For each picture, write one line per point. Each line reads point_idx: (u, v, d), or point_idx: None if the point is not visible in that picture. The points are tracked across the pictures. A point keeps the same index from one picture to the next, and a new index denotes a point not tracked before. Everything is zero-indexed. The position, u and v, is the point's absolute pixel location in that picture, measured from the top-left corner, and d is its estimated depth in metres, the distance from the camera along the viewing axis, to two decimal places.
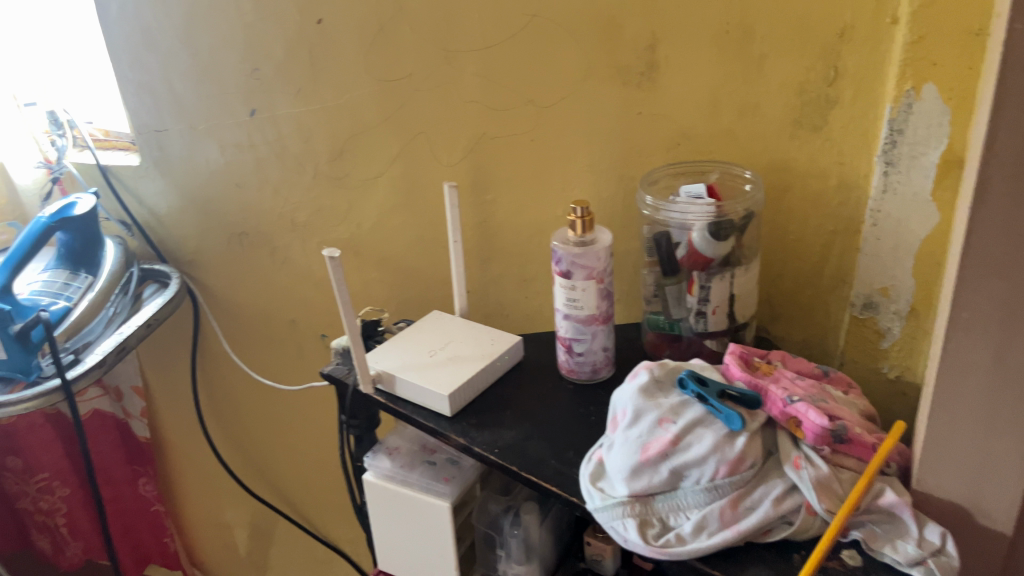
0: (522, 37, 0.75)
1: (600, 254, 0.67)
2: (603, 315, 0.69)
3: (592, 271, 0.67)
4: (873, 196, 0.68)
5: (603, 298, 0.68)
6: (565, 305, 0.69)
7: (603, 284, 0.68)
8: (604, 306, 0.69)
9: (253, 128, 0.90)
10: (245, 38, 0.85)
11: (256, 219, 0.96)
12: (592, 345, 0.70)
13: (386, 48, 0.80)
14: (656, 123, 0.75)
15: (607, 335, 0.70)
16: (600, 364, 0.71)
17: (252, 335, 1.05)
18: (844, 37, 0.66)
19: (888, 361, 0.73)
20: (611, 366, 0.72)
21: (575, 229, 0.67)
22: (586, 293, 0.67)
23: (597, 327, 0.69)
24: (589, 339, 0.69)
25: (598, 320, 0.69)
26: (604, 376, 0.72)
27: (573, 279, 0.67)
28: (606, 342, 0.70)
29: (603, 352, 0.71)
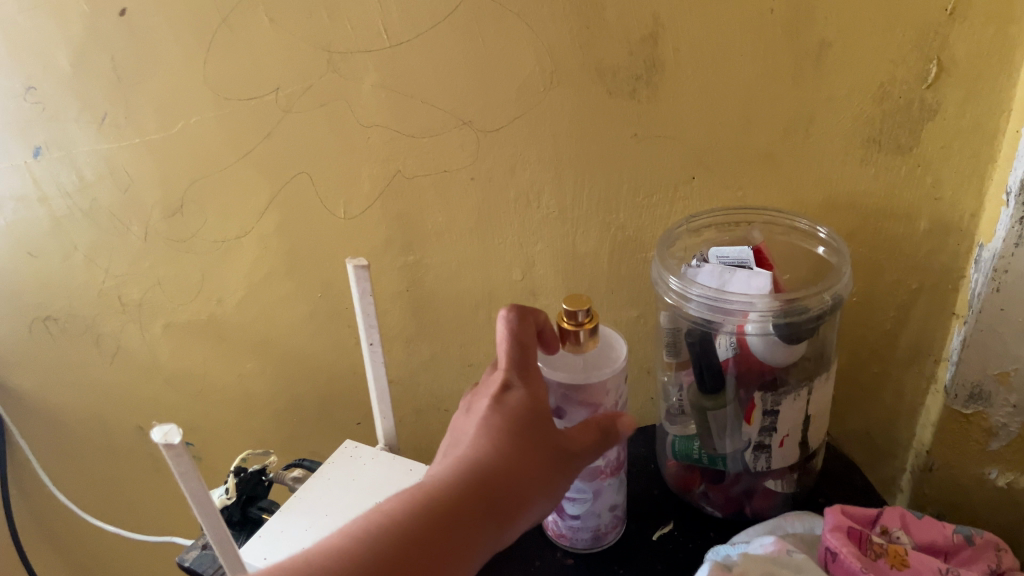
0: (449, 29, 0.48)
1: (610, 379, 0.42)
2: (611, 467, 0.44)
3: (596, 406, 0.42)
4: (997, 250, 0.46)
5: (612, 442, 0.44)
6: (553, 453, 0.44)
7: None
8: (615, 453, 0.44)
9: (41, 174, 0.60)
10: (4, 41, 0.54)
11: (65, 299, 0.66)
12: (593, 506, 0.45)
13: (235, 53, 0.51)
14: (657, 151, 0.50)
15: (616, 491, 0.45)
16: (605, 529, 0.47)
17: (85, 447, 0.76)
18: (955, 16, 0.43)
19: (996, 465, 0.52)
20: (619, 527, 0.48)
21: (575, 343, 0.41)
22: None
23: (603, 483, 0.44)
24: (591, 500, 0.45)
25: (606, 475, 0.44)
26: (610, 543, 0.48)
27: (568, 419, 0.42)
28: (614, 500, 0.46)
29: (610, 513, 0.46)
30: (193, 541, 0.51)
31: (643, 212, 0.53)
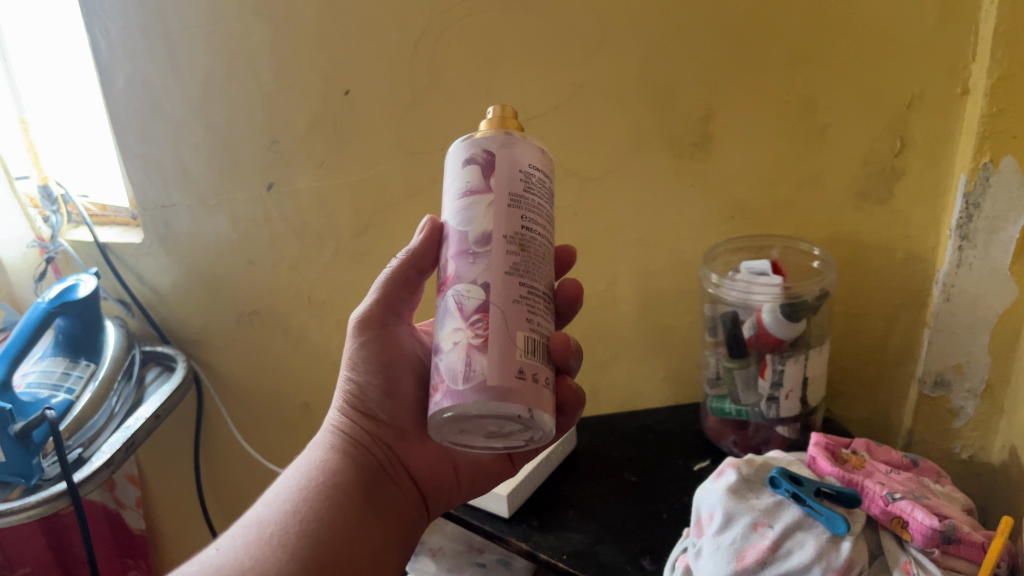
0: (567, 109, 0.71)
1: (458, 154, 0.45)
2: (441, 277, 0.43)
3: (449, 188, 0.45)
4: (945, 270, 0.65)
5: (442, 245, 0.44)
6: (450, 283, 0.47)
7: (449, 211, 0.44)
8: (445, 259, 0.43)
9: (270, 203, 0.85)
10: (264, 108, 0.80)
11: (269, 298, 0.91)
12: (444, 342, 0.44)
13: (420, 121, 0.76)
14: (708, 197, 0.72)
15: (438, 325, 0.42)
16: (433, 380, 0.41)
17: (262, 417, 1.00)
18: (912, 107, 0.63)
19: (960, 441, 0.69)
20: (438, 390, 0.40)
21: (481, 129, 0.46)
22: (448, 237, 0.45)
23: (447, 304, 0.44)
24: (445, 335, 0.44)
25: (441, 294, 0.44)
26: (428, 413, 0.40)
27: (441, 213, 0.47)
28: (438, 336, 0.42)
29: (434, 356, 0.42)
30: None
31: (696, 241, 0.74)
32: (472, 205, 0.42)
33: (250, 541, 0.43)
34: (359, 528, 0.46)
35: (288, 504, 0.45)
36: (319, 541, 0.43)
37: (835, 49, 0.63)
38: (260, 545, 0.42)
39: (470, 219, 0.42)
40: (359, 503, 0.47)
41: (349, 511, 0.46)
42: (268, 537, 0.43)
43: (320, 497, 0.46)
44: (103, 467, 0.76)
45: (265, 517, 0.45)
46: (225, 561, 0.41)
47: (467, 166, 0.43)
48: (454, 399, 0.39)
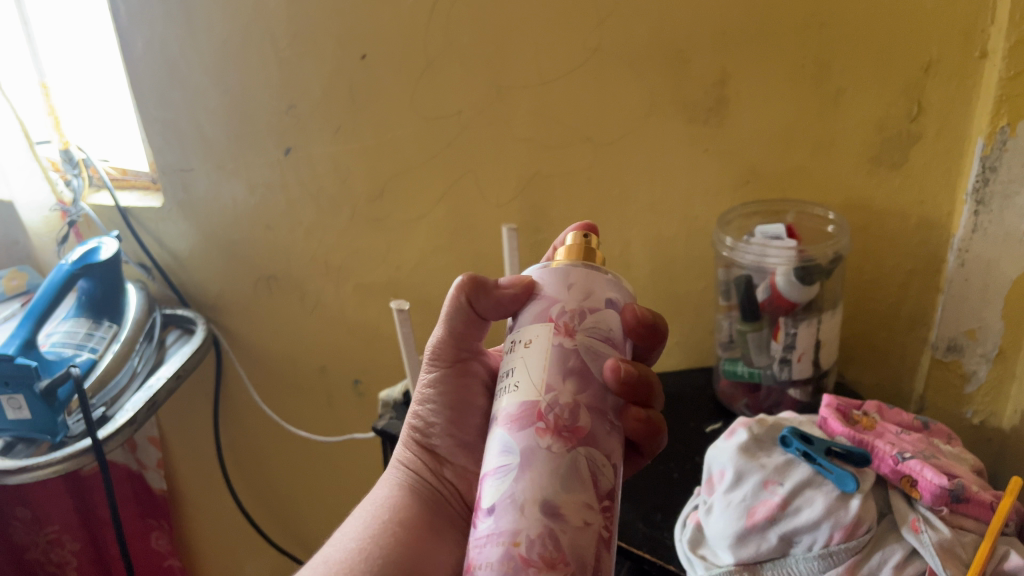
0: (581, 73, 0.71)
1: (572, 279, 0.43)
2: (537, 413, 0.39)
3: (574, 310, 0.42)
4: (960, 235, 0.64)
5: (563, 377, 0.40)
6: (498, 399, 0.42)
7: (573, 345, 0.41)
8: (567, 398, 0.40)
9: (287, 167, 0.86)
10: (281, 73, 0.80)
11: (286, 263, 0.92)
12: (510, 470, 0.38)
13: (435, 85, 0.76)
14: (722, 162, 0.72)
15: (549, 473, 0.37)
16: (498, 550, 0.36)
17: (280, 380, 1.02)
18: (929, 71, 0.62)
19: (971, 406, 0.68)
20: (523, 574, 0.35)
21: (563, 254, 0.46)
22: (514, 358, 0.42)
23: (528, 431, 0.39)
24: (504, 445, 0.39)
25: (545, 433, 0.38)
26: None
27: (508, 339, 0.44)
28: (542, 486, 0.37)
29: (495, 511, 0.37)
30: (383, 414, 0.75)
31: (710, 206, 0.75)
32: (602, 353, 0.42)
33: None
34: (423, 559, 0.49)
35: (356, 542, 0.48)
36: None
37: (852, 12, 0.63)
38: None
39: (594, 369, 0.41)
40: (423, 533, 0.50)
41: (414, 543, 0.49)
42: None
43: (390, 527, 0.50)
44: (127, 425, 0.78)
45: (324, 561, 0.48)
46: None
47: (608, 304, 0.43)
48: None
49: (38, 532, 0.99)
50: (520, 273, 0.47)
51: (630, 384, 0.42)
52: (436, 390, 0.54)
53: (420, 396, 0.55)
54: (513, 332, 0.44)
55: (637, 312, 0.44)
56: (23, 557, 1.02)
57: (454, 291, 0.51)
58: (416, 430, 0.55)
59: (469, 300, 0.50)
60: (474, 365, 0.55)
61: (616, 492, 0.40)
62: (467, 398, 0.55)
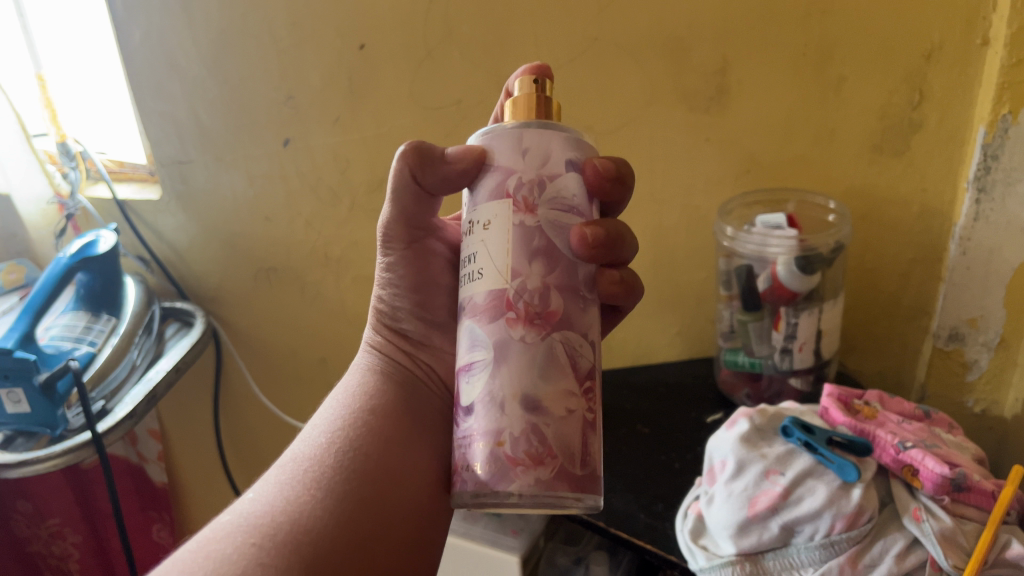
0: (581, 62, 0.71)
1: (527, 143, 0.40)
2: (505, 301, 0.38)
3: (535, 182, 0.39)
4: (961, 224, 0.64)
5: (529, 258, 0.38)
6: (463, 286, 0.40)
7: (535, 224, 0.38)
8: (534, 281, 0.38)
9: (286, 159, 0.85)
10: (279, 64, 0.80)
11: (285, 254, 0.92)
12: (485, 368, 0.37)
13: (434, 75, 0.75)
14: (723, 151, 0.72)
15: (525, 366, 0.37)
16: (483, 448, 0.36)
17: (280, 372, 1.02)
18: (930, 59, 0.62)
19: (973, 395, 0.68)
20: (511, 473, 0.35)
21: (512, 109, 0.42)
22: (474, 241, 0.40)
23: (499, 322, 0.37)
24: (474, 340, 0.38)
25: (516, 323, 0.37)
26: (518, 487, 0.35)
27: (465, 217, 0.41)
28: (522, 380, 0.37)
29: (475, 410, 0.37)
30: None
31: (711, 195, 0.75)
32: (567, 225, 0.39)
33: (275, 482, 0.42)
34: (407, 446, 0.46)
35: (325, 437, 0.44)
36: (369, 467, 0.43)
37: None
38: (293, 486, 0.41)
39: (561, 244, 0.39)
40: (404, 418, 0.47)
41: (394, 430, 0.46)
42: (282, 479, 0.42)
43: (364, 414, 0.46)
44: (126, 418, 0.78)
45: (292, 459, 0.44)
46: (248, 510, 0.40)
47: (567, 167, 0.40)
48: (573, 484, 0.36)
49: (39, 525, 0.99)
50: (465, 143, 0.43)
51: (600, 247, 0.40)
52: (394, 273, 0.51)
53: (381, 280, 0.52)
54: (472, 209, 0.41)
55: (597, 166, 0.42)
56: (25, 550, 1.02)
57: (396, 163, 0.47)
58: (384, 315, 0.53)
59: (413, 173, 0.46)
60: (432, 243, 0.52)
61: (598, 371, 0.39)
62: (430, 278, 0.52)
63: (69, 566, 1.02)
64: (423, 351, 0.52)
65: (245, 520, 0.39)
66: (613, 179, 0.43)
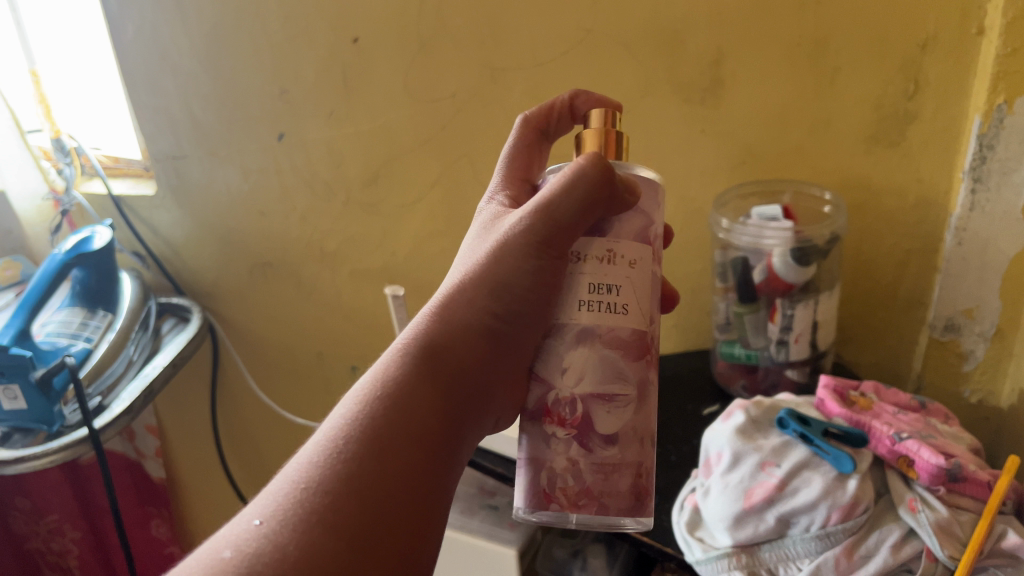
0: (575, 54, 0.71)
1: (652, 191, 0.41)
2: (647, 344, 0.40)
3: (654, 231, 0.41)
4: (957, 214, 0.64)
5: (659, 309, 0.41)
6: (583, 308, 0.38)
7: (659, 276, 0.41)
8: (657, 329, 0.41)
9: (280, 153, 0.85)
10: (273, 58, 0.80)
11: (281, 249, 0.92)
12: (624, 405, 0.39)
13: (428, 68, 0.75)
14: (718, 142, 0.72)
15: (650, 410, 0.41)
16: (610, 480, 0.40)
17: (277, 366, 1.02)
18: (926, 49, 0.61)
19: (969, 385, 0.68)
20: (629, 504, 0.40)
21: (593, 134, 0.42)
22: (616, 276, 0.38)
23: (643, 364, 0.40)
24: (617, 373, 0.39)
25: (652, 368, 0.40)
26: (633, 517, 0.41)
27: (584, 244, 0.39)
28: (645, 422, 0.41)
29: (612, 445, 0.40)
30: None
31: (706, 187, 0.75)
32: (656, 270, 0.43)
33: (297, 504, 0.33)
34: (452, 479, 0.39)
35: (349, 466, 0.34)
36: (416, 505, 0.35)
37: None
38: (323, 521, 0.32)
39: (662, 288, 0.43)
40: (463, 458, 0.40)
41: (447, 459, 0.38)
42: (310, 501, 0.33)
43: (400, 452, 0.35)
44: (123, 414, 0.77)
45: (316, 473, 0.34)
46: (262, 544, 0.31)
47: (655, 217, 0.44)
48: None
49: (37, 522, 0.99)
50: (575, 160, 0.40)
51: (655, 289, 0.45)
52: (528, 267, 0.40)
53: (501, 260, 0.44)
54: (611, 238, 0.39)
55: None
56: (24, 546, 1.02)
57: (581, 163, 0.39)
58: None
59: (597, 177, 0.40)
60: None
61: None
62: None
63: (68, 562, 1.03)
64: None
65: (250, 563, 0.30)
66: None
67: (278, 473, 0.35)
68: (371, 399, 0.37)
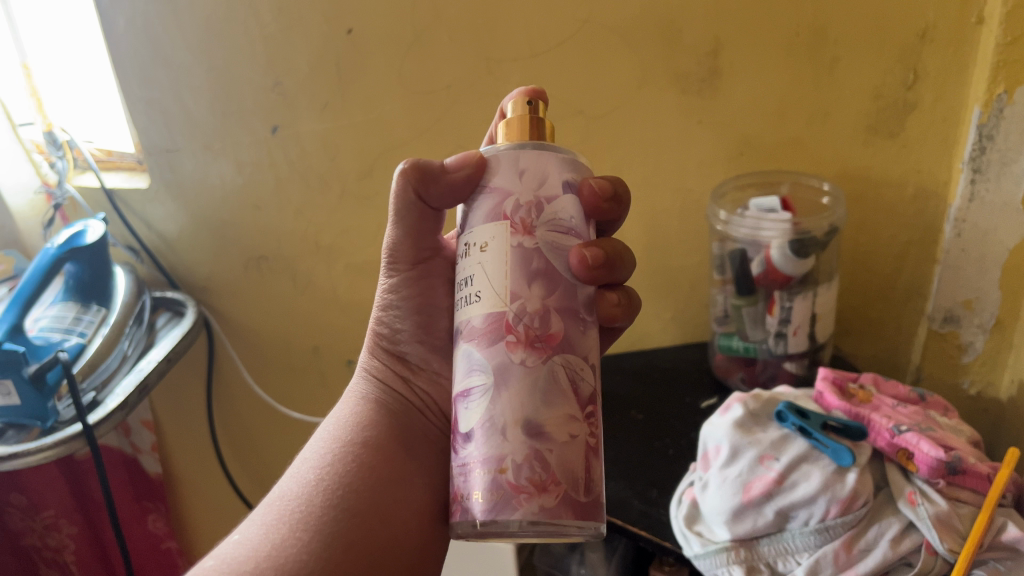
0: (571, 45, 0.70)
1: (524, 164, 0.40)
2: (505, 325, 0.37)
3: (535, 202, 0.39)
4: (957, 205, 0.63)
5: (529, 281, 0.38)
6: (460, 311, 0.40)
7: (533, 245, 0.38)
8: (534, 304, 0.38)
9: (274, 145, 0.84)
10: (266, 50, 0.79)
11: (276, 242, 0.91)
12: (486, 395, 0.37)
13: (423, 59, 0.74)
14: (716, 134, 0.71)
15: (531, 393, 0.36)
16: (473, 479, 0.36)
17: (273, 361, 1.02)
18: (925, 38, 0.61)
19: (968, 376, 0.68)
20: (515, 501, 0.35)
21: (505, 129, 0.42)
22: (473, 264, 0.39)
23: (501, 347, 0.37)
24: (480, 367, 0.37)
25: (518, 346, 0.37)
26: (527, 516, 0.34)
27: (461, 241, 0.41)
28: (528, 409, 0.36)
29: (473, 437, 0.37)
30: None
31: (704, 179, 0.74)
32: (566, 247, 0.39)
33: (271, 518, 0.41)
34: (406, 478, 0.46)
35: (313, 475, 0.43)
36: (361, 503, 0.43)
37: None
38: (286, 524, 0.41)
39: (559, 265, 0.39)
40: (406, 453, 0.47)
41: (393, 462, 0.46)
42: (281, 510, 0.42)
43: (347, 458, 0.44)
44: (118, 409, 0.77)
45: (285, 492, 0.43)
46: (243, 552, 0.39)
47: (563, 188, 0.40)
48: (581, 513, 0.36)
49: (33, 518, 0.98)
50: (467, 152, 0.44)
51: (598, 269, 0.40)
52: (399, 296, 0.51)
53: (381, 302, 0.52)
54: (467, 230, 0.41)
55: (594, 187, 0.42)
56: (21, 541, 1.02)
57: (397, 180, 0.47)
58: (384, 337, 0.53)
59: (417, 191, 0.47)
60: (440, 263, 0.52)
61: (600, 396, 0.39)
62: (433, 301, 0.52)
63: (65, 558, 1.02)
64: (427, 374, 0.52)
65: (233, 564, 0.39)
66: (610, 199, 0.43)
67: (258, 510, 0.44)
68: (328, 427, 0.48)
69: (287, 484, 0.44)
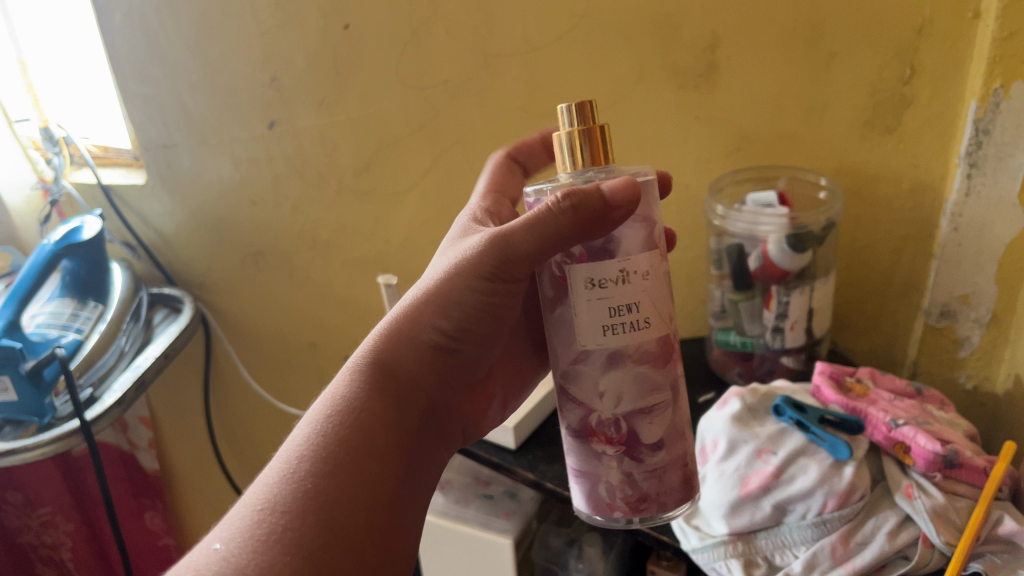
0: (567, 40, 0.70)
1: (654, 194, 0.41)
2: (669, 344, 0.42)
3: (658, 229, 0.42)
4: (953, 200, 0.63)
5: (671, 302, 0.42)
6: (617, 334, 0.40)
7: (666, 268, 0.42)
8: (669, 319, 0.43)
9: (271, 140, 0.84)
10: (263, 45, 0.79)
11: (273, 238, 0.91)
12: (666, 409, 0.43)
13: (419, 54, 0.74)
14: (713, 129, 0.71)
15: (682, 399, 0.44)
16: (662, 479, 0.44)
17: (270, 357, 1.02)
18: (922, 33, 0.61)
19: (965, 371, 0.68)
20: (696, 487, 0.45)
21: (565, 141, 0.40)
22: (638, 292, 0.39)
23: (671, 366, 0.42)
24: (658, 386, 0.42)
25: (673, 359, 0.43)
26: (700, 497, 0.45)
27: (610, 267, 0.39)
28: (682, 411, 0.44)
29: (665, 446, 0.43)
30: None
31: (702, 173, 0.74)
32: None
33: (261, 527, 0.36)
34: (402, 493, 0.41)
35: (310, 482, 0.38)
36: (358, 524, 0.38)
37: None
38: (275, 539, 0.36)
39: None
40: (403, 462, 0.42)
41: (394, 475, 0.41)
42: (272, 517, 0.37)
43: (349, 470, 0.39)
44: (115, 405, 0.77)
45: (277, 494, 0.37)
46: (225, 564, 0.35)
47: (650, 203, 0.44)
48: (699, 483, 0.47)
49: (30, 515, 0.98)
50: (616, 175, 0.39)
51: None
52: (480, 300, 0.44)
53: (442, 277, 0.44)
54: (622, 256, 0.39)
55: None
56: (16, 539, 1.01)
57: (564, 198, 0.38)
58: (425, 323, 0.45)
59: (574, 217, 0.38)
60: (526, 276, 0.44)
61: None
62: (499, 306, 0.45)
63: (62, 555, 1.02)
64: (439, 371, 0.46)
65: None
66: None
67: (240, 499, 0.39)
68: (330, 414, 0.41)
69: (278, 484, 0.38)
